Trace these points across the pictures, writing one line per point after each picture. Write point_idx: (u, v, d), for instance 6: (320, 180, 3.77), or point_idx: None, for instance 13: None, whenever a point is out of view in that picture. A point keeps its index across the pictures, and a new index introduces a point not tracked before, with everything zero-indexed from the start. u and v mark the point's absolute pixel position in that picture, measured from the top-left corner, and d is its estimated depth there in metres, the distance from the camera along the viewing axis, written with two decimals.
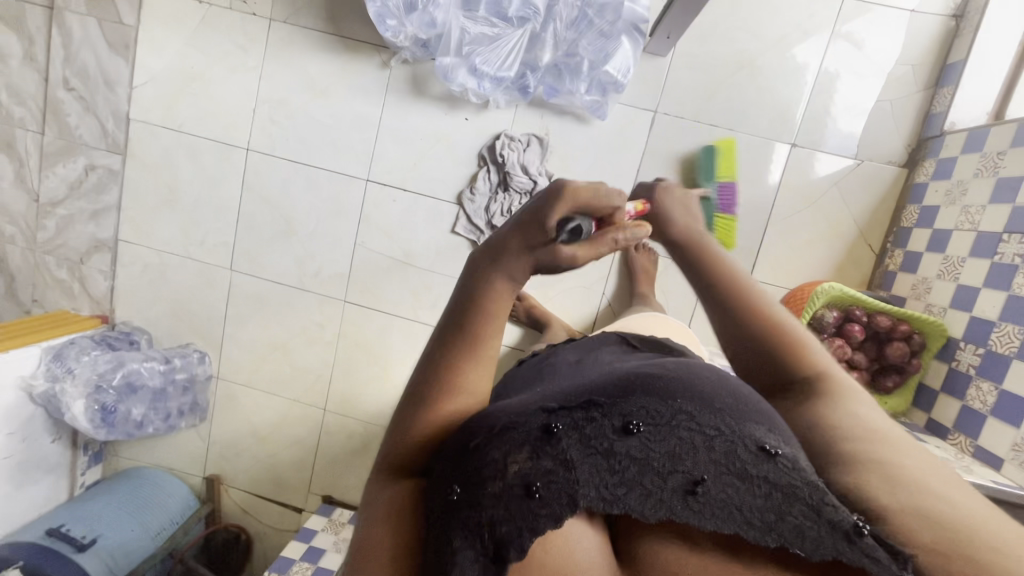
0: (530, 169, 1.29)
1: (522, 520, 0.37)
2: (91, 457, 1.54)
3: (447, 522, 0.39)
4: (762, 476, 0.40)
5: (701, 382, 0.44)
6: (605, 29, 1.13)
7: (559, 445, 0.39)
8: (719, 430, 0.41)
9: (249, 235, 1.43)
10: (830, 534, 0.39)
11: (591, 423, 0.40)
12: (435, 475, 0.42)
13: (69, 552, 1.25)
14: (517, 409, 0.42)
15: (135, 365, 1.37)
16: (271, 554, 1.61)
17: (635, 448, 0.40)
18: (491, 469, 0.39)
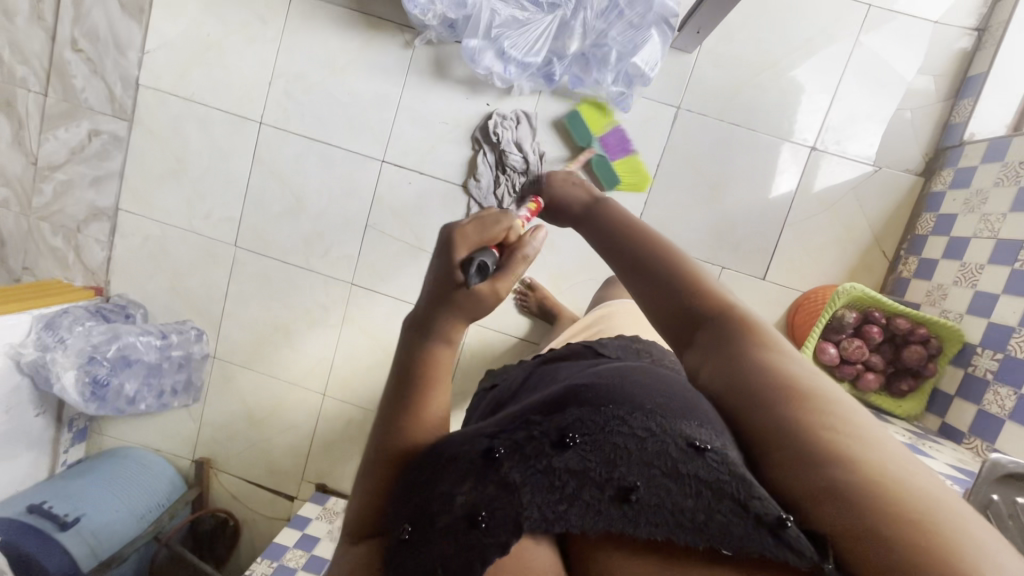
0: (524, 145, 1.28)
1: (469, 546, 0.39)
2: (75, 435, 1.48)
3: (403, 558, 0.41)
4: (691, 474, 0.39)
5: (634, 390, 0.46)
6: (635, 20, 1.12)
7: (501, 470, 0.41)
8: (650, 430, 0.42)
9: (257, 210, 1.39)
10: (755, 531, 0.36)
11: (529, 441, 0.42)
12: (392, 513, 0.44)
13: (51, 530, 1.20)
14: (466, 435, 0.45)
15: (131, 337, 1.32)
16: (258, 543, 1.55)
17: (570, 460, 0.41)
18: (440, 501, 0.41)
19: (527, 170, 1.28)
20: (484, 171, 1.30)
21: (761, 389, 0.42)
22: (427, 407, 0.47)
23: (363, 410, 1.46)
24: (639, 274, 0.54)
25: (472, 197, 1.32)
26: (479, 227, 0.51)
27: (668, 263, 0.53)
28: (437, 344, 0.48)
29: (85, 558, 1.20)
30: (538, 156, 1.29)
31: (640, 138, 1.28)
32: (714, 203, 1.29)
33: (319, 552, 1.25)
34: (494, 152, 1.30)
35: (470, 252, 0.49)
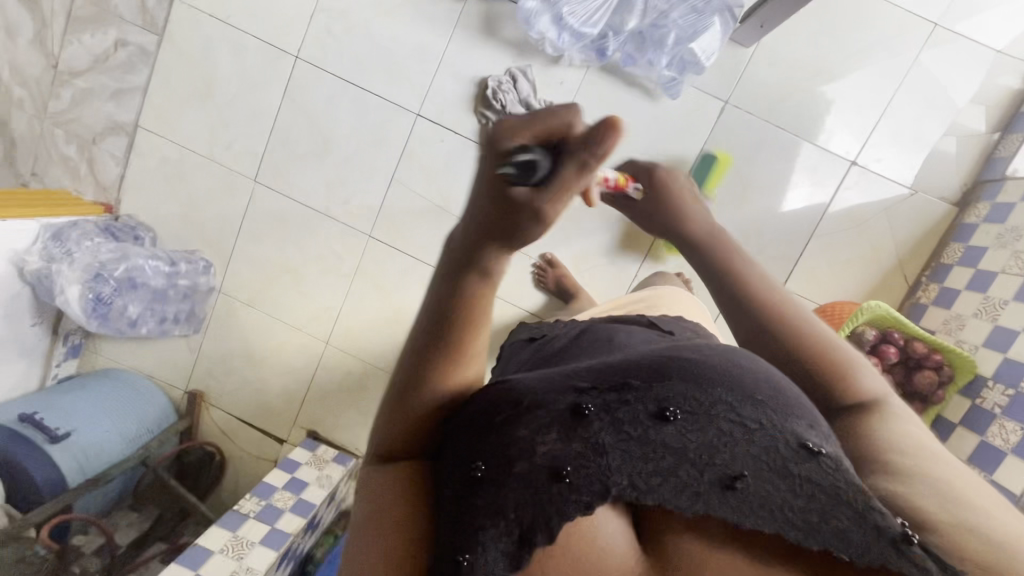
0: (531, 103, 1.26)
1: (550, 496, 0.39)
2: (70, 349, 1.46)
3: (471, 496, 0.41)
4: (803, 473, 0.41)
5: (737, 373, 0.45)
6: (698, 5, 1.09)
7: (591, 428, 0.41)
8: (760, 424, 0.42)
9: (281, 147, 1.35)
10: (873, 539, 0.38)
11: (624, 406, 0.42)
12: (453, 460, 0.44)
13: (41, 442, 1.18)
14: (550, 386, 0.44)
15: (140, 261, 1.30)
16: (242, 482, 1.56)
17: (669, 435, 0.41)
18: (519, 449, 0.41)
19: None
20: None
21: (875, 443, 0.46)
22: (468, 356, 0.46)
23: (365, 364, 1.45)
24: (769, 345, 0.54)
25: None
26: (535, 121, 0.39)
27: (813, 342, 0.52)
28: (479, 282, 0.44)
29: (73, 473, 1.20)
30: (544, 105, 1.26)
31: (682, 127, 1.26)
32: (745, 203, 1.28)
33: (307, 496, 1.25)
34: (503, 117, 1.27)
35: (527, 142, 0.39)
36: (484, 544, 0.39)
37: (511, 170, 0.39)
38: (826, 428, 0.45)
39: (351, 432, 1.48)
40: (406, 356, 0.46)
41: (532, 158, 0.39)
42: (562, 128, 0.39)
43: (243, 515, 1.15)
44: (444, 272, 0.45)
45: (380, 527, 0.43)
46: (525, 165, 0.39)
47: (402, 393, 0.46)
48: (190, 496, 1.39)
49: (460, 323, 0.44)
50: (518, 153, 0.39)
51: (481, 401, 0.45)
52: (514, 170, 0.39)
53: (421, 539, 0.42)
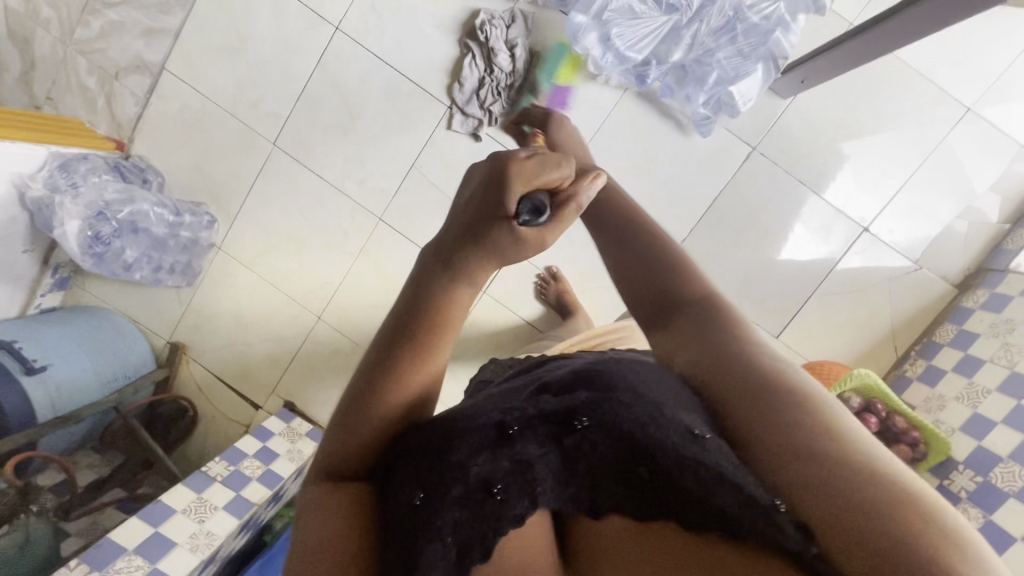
0: (513, 44, 1.22)
1: (484, 513, 0.41)
2: (57, 282, 1.43)
3: (410, 520, 0.42)
4: (693, 460, 0.39)
5: (634, 379, 0.46)
6: (744, 50, 1.11)
7: (515, 445, 0.43)
8: (652, 417, 0.42)
9: (306, 115, 1.34)
10: (749, 510, 0.36)
11: (541, 423, 0.44)
12: (402, 474, 0.44)
13: (16, 372, 1.15)
14: (481, 407, 0.47)
15: (149, 206, 1.27)
16: (210, 442, 1.54)
17: (577, 442, 0.42)
18: (453, 472, 0.42)
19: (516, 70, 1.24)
20: (472, 75, 1.26)
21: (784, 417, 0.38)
22: (432, 358, 0.46)
23: (353, 344, 1.44)
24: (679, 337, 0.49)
25: (454, 103, 1.28)
26: (536, 166, 0.45)
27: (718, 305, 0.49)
28: (452, 294, 0.46)
29: (44, 410, 1.18)
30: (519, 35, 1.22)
31: (707, 166, 1.27)
32: (754, 251, 1.30)
33: (276, 467, 1.24)
34: (483, 52, 1.24)
35: (532, 189, 0.45)
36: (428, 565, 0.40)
37: (522, 212, 0.45)
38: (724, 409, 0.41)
39: (328, 408, 1.48)
40: (372, 353, 0.46)
41: (535, 208, 0.45)
42: (563, 174, 0.47)
43: (210, 477, 1.13)
44: (426, 268, 0.46)
45: (319, 550, 0.41)
46: (533, 209, 0.45)
47: (362, 393, 0.45)
48: (156, 448, 1.38)
49: (426, 327, 0.45)
50: (524, 202, 0.45)
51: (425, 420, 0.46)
52: (526, 215, 0.45)
53: (365, 556, 0.41)
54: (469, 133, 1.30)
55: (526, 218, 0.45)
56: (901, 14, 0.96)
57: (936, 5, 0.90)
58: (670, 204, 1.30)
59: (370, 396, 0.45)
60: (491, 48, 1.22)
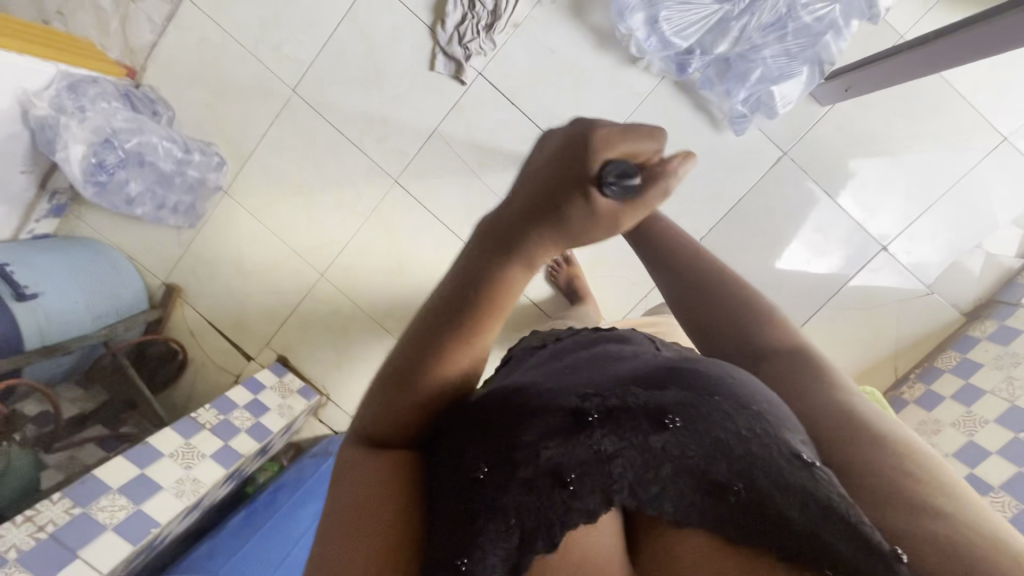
0: None
1: (553, 502, 0.39)
2: (53, 208, 1.38)
3: (469, 498, 0.41)
4: (797, 483, 0.39)
5: (733, 386, 0.44)
6: (791, 50, 1.09)
7: (595, 436, 0.41)
8: (756, 433, 0.41)
9: (330, 64, 1.28)
10: (871, 558, 0.36)
11: (626, 414, 0.42)
12: (457, 455, 0.44)
13: (6, 297, 1.11)
14: (555, 391, 0.45)
15: (155, 139, 1.22)
16: (198, 388, 1.50)
17: (669, 443, 0.40)
18: (522, 454, 0.41)
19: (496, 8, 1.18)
20: (455, 12, 1.20)
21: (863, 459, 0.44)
22: (476, 343, 0.47)
23: (354, 306, 1.41)
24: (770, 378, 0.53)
25: (437, 43, 1.23)
26: (624, 131, 0.39)
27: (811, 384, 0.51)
28: (511, 271, 0.46)
29: (32, 338, 1.14)
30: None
31: (735, 165, 1.25)
32: (770, 257, 1.28)
33: (265, 421, 1.23)
34: None
35: (613, 162, 0.39)
36: (482, 547, 0.39)
37: (608, 185, 0.40)
38: (804, 436, 0.43)
39: (322, 367, 1.46)
40: (412, 341, 0.48)
41: (622, 179, 0.39)
42: (652, 148, 0.40)
43: (199, 424, 1.10)
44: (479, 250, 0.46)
45: (359, 520, 0.42)
46: (622, 176, 0.39)
47: (405, 370, 0.47)
48: (143, 387, 1.35)
49: (489, 302, 0.46)
50: (613, 166, 0.40)
51: (485, 397, 0.47)
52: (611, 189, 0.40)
53: (411, 521, 0.43)
54: (447, 75, 1.26)
55: (610, 191, 0.40)
56: (967, 27, 0.90)
57: (995, 27, 0.86)
58: (693, 200, 1.28)
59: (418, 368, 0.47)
60: None
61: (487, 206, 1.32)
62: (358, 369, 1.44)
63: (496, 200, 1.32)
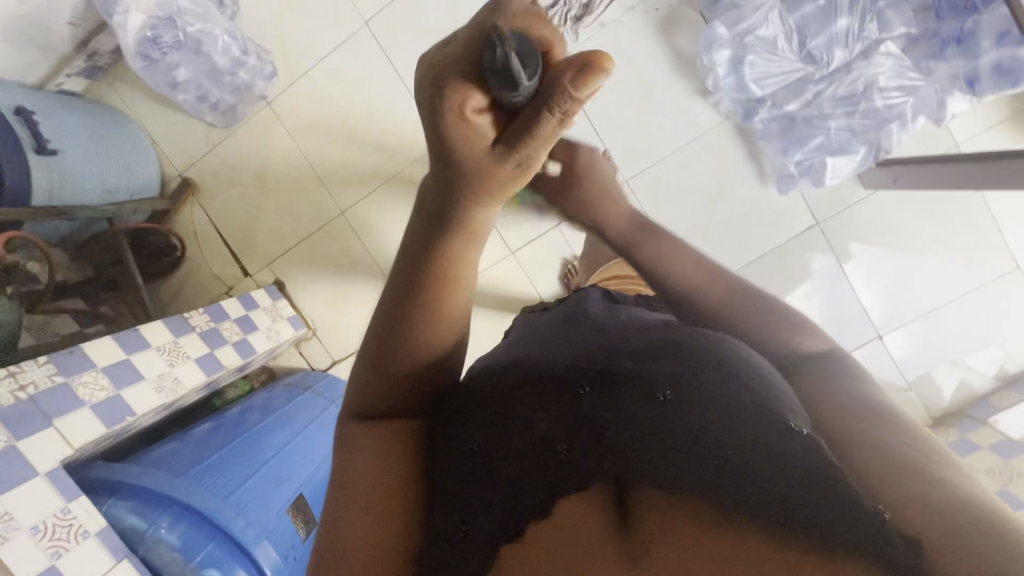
0: None
1: (547, 468, 0.44)
2: (87, 69, 1.33)
3: (468, 466, 0.46)
4: (783, 449, 0.42)
5: (720, 359, 0.48)
6: (856, 129, 1.12)
7: (586, 406, 0.47)
8: (742, 402, 0.45)
9: (410, 8, 1.26)
10: (859, 521, 0.37)
11: (617, 389, 0.47)
12: (461, 419, 0.49)
13: (28, 147, 1.07)
14: (552, 364, 0.51)
15: (219, 32, 1.15)
16: (187, 288, 1.48)
17: (655, 411, 0.45)
18: (516, 427, 0.46)
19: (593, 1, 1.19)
20: None
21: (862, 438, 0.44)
22: (439, 308, 0.48)
23: (365, 251, 1.41)
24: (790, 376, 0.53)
25: None
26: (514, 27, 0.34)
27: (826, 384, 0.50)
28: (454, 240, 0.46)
29: (40, 195, 1.09)
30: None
31: (766, 222, 1.28)
32: None
33: (250, 340, 1.23)
34: None
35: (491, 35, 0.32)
36: (477, 516, 0.44)
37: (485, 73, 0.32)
38: (811, 427, 0.46)
39: (315, 301, 1.45)
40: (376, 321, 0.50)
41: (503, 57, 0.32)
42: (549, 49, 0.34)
43: (190, 326, 1.09)
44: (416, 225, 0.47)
45: (360, 495, 0.46)
46: (502, 59, 0.31)
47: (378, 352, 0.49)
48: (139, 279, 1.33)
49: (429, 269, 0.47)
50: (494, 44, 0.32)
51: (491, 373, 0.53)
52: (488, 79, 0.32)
53: (410, 480, 0.47)
54: None
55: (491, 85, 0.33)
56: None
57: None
58: (720, 243, 1.30)
59: (384, 336, 0.49)
60: None
61: None
62: (350, 312, 1.45)
63: None
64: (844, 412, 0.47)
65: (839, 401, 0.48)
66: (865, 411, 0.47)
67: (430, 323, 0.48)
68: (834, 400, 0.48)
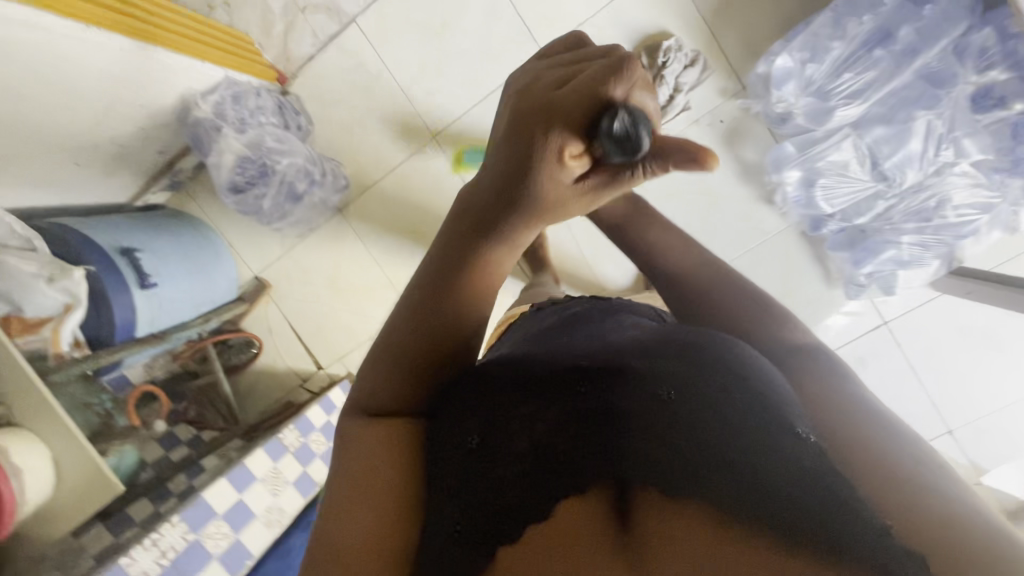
0: (681, 88, 1.20)
1: (548, 467, 0.43)
2: (171, 183, 1.40)
3: (460, 465, 0.45)
4: (770, 449, 0.42)
5: (717, 363, 0.47)
6: (927, 241, 1.12)
7: (588, 403, 0.47)
8: (743, 402, 0.45)
9: (477, 123, 1.31)
10: (845, 523, 0.37)
11: (619, 389, 0.47)
12: (456, 419, 0.47)
13: (133, 284, 1.14)
14: (552, 367, 0.51)
15: (300, 161, 1.21)
16: (265, 379, 1.56)
17: (659, 411, 0.45)
18: (522, 426, 0.46)
19: (665, 110, 1.21)
20: None
21: (839, 428, 0.44)
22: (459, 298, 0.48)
23: None
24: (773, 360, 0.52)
25: None
26: (619, 72, 0.37)
27: (809, 375, 0.49)
28: (494, 250, 0.48)
29: (144, 325, 1.18)
30: (683, 104, 1.21)
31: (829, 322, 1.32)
32: None
33: None
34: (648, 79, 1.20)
35: (617, 106, 0.37)
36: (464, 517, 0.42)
37: (603, 133, 0.38)
38: (807, 419, 0.45)
39: None
40: (403, 308, 0.49)
41: (625, 121, 0.37)
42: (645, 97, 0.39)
43: (285, 446, 1.12)
44: (456, 233, 0.48)
45: (359, 492, 0.43)
46: (626, 131, 0.37)
47: (398, 342, 0.48)
48: (227, 390, 1.43)
49: (460, 278, 0.48)
50: (622, 114, 0.37)
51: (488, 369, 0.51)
52: (605, 136, 0.38)
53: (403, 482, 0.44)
54: None
55: (605, 141, 0.38)
56: None
57: None
58: None
59: (410, 320, 0.48)
60: (659, 77, 1.18)
61: (592, 293, 1.39)
62: None
63: (598, 288, 1.38)
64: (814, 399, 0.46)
65: (839, 404, 0.46)
66: (843, 402, 0.46)
67: (460, 307, 0.49)
68: (822, 391, 0.47)
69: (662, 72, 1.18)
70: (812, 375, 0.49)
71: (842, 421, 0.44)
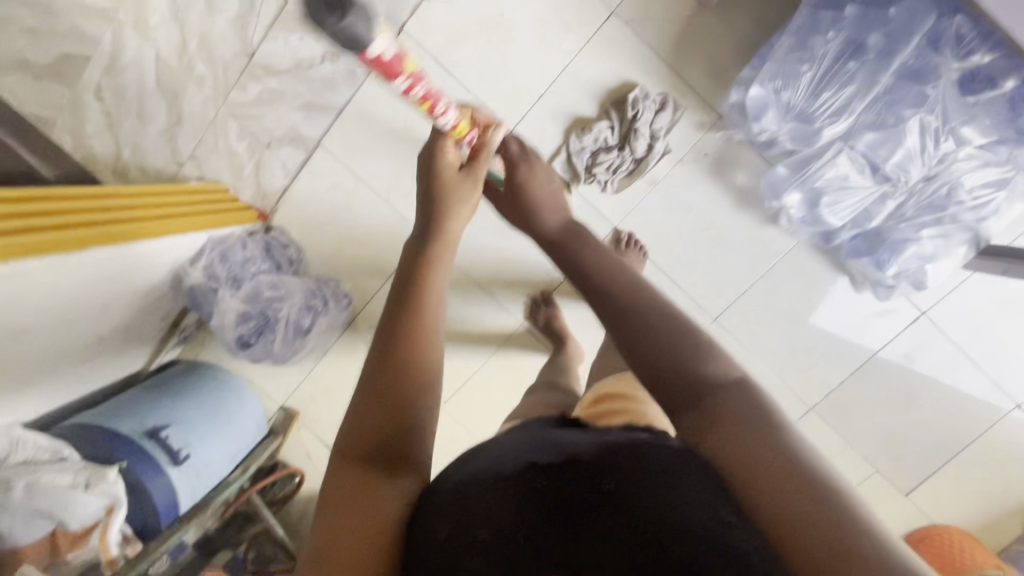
0: (656, 133, 1.17)
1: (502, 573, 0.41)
2: (180, 339, 1.41)
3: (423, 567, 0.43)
4: (718, 544, 0.39)
5: (666, 455, 0.44)
6: (949, 228, 1.07)
7: (541, 495, 0.44)
8: (694, 494, 0.41)
9: None
10: None
11: (572, 477, 0.44)
12: (422, 517, 0.45)
13: (165, 464, 1.12)
14: (500, 462, 0.48)
15: (297, 299, 1.22)
16: (313, 504, 1.55)
17: (614, 497, 0.42)
18: (480, 524, 0.43)
19: (647, 157, 1.19)
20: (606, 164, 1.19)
21: (786, 496, 0.38)
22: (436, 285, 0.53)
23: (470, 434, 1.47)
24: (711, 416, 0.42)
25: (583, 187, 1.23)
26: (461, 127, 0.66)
27: (746, 417, 0.41)
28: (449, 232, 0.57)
29: (186, 500, 1.16)
30: (664, 149, 1.18)
31: (867, 325, 1.26)
32: (903, 412, 1.30)
33: None
34: (622, 130, 1.18)
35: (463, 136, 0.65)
36: None
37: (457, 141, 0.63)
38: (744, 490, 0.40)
39: None
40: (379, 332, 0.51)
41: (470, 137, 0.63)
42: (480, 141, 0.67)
43: None
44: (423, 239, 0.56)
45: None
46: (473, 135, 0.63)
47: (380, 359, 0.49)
48: (282, 533, 1.41)
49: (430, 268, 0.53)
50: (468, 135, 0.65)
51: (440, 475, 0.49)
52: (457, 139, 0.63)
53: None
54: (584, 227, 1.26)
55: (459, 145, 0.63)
56: None
57: None
58: (821, 354, 1.30)
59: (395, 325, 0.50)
60: (633, 128, 1.16)
61: None
62: None
63: None
64: (751, 466, 0.40)
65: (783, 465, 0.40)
66: (778, 455, 0.40)
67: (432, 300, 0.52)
68: (763, 454, 0.40)
69: (634, 124, 1.16)
70: (749, 436, 0.40)
71: (793, 487, 0.38)
